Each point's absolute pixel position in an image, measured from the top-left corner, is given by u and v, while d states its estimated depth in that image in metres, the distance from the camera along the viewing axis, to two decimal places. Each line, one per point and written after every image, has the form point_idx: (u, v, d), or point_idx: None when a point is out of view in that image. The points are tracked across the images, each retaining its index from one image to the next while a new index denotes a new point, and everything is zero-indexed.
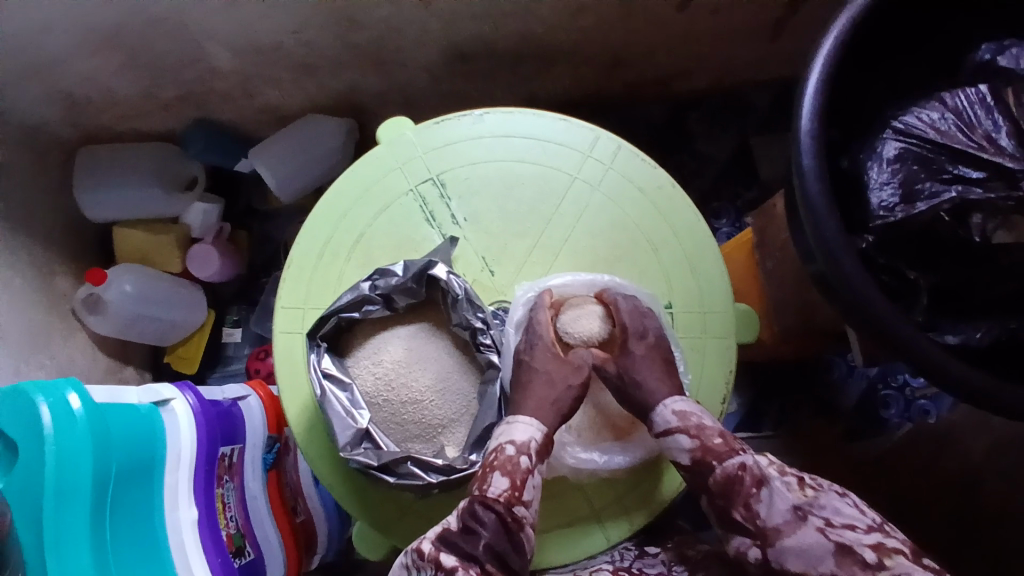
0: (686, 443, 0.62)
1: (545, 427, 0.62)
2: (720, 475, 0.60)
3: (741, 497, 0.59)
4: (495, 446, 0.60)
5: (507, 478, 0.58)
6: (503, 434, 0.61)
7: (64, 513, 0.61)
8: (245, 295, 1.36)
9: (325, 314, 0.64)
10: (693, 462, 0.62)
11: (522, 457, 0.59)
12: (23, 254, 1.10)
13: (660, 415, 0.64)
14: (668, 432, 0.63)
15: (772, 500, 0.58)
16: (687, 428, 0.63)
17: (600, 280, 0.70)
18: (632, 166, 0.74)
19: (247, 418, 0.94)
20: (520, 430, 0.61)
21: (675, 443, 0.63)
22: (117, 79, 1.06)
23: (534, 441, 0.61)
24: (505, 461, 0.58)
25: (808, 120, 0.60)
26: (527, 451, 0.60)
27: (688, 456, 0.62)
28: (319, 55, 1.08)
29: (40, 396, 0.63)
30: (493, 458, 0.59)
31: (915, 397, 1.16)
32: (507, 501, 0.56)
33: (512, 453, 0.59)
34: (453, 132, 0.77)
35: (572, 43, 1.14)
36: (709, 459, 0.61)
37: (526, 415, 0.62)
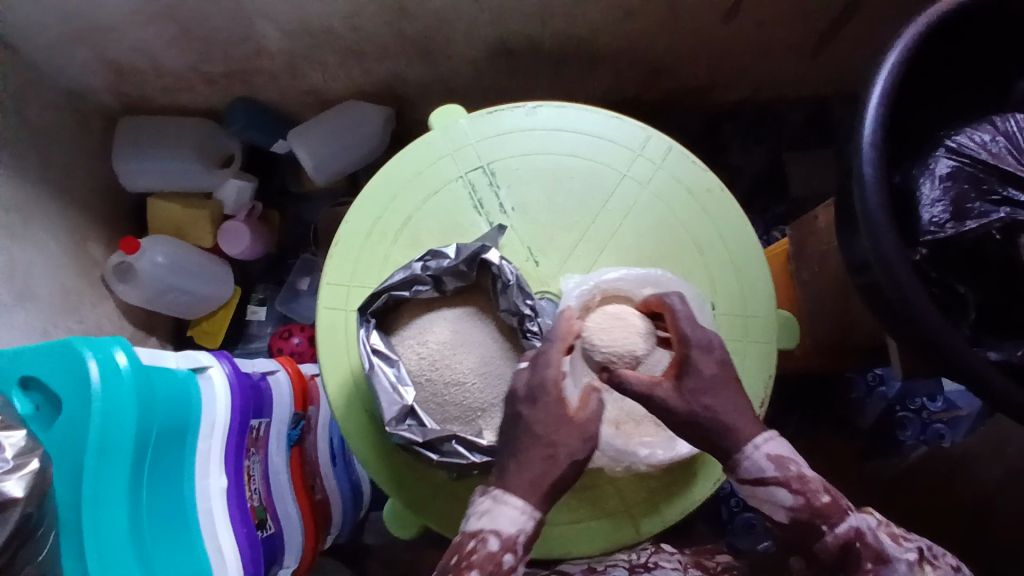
0: (789, 500, 0.59)
1: (537, 517, 0.56)
2: (830, 543, 0.59)
3: (855, 572, 0.58)
4: (478, 535, 0.55)
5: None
6: (488, 514, 0.56)
7: (105, 469, 0.61)
8: (272, 275, 1.37)
9: (376, 290, 0.65)
10: (794, 520, 0.60)
11: (505, 556, 0.55)
12: (59, 218, 1.11)
13: (754, 460, 0.59)
14: (762, 482, 0.59)
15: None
16: (788, 482, 0.60)
17: (652, 275, 0.69)
18: (683, 168, 0.75)
19: (275, 393, 0.94)
20: (507, 518, 0.55)
21: (774, 496, 0.60)
22: (166, 51, 1.07)
23: (522, 533, 0.55)
24: (485, 557, 0.54)
25: (869, 131, 0.61)
26: (511, 547, 0.55)
27: (790, 514, 0.60)
28: (367, 42, 1.09)
29: (88, 350, 0.61)
30: (473, 552, 0.55)
31: (931, 420, 1.16)
32: None
33: (492, 550, 0.54)
34: (506, 122, 0.77)
35: (617, 47, 1.15)
36: (816, 522, 0.59)
37: (518, 499, 0.55)
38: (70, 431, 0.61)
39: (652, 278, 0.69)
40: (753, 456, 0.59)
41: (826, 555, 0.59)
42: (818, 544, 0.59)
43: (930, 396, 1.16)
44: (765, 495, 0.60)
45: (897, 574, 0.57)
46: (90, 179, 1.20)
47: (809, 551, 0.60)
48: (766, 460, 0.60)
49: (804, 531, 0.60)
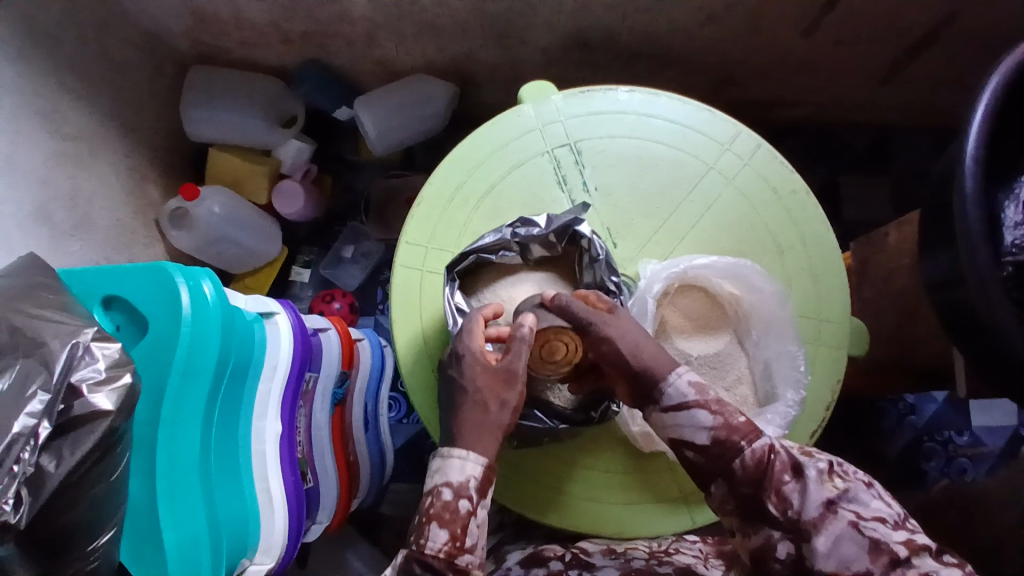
0: (708, 420, 0.58)
1: (485, 460, 0.58)
2: (746, 459, 0.57)
3: (772, 486, 0.56)
4: (432, 490, 0.58)
5: (446, 529, 0.56)
6: (438, 471, 0.58)
7: (183, 393, 0.62)
8: (318, 239, 1.38)
9: (465, 251, 0.65)
10: (715, 441, 0.58)
11: (460, 502, 0.57)
12: (124, 156, 1.12)
13: (677, 385, 0.59)
14: (683, 407, 0.59)
15: (806, 491, 0.55)
16: (707, 404, 0.59)
17: (740, 266, 0.70)
18: (769, 167, 0.76)
19: (325, 348, 0.94)
20: (455, 469, 0.57)
21: (692, 419, 0.59)
22: (250, 4, 1.08)
23: (472, 479, 0.57)
24: (440, 508, 0.56)
25: (972, 148, 0.62)
26: (464, 493, 0.57)
27: (710, 434, 0.58)
28: (448, 17, 1.10)
29: (181, 276, 0.62)
30: (429, 507, 0.57)
31: (956, 455, 1.21)
32: (448, 555, 0.55)
33: (447, 500, 0.56)
34: (598, 104, 0.78)
35: (690, 51, 1.16)
36: (732, 438, 0.57)
37: (461, 449, 0.58)
38: (153, 353, 0.62)
39: (736, 271, 0.70)
40: (673, 383, 0.59)
41: (743, 471, 0.57)
42: (737, 464, 0.57)
43: (957, 431, 1.22)
44: (686, 421, 0.59)
45: (810, 485, 0.55)
46: (155, 122, 1.21)
47: (728, 474, 0.58)
48: (687, 385, 0.60)
49: (724, 450, 0.58)
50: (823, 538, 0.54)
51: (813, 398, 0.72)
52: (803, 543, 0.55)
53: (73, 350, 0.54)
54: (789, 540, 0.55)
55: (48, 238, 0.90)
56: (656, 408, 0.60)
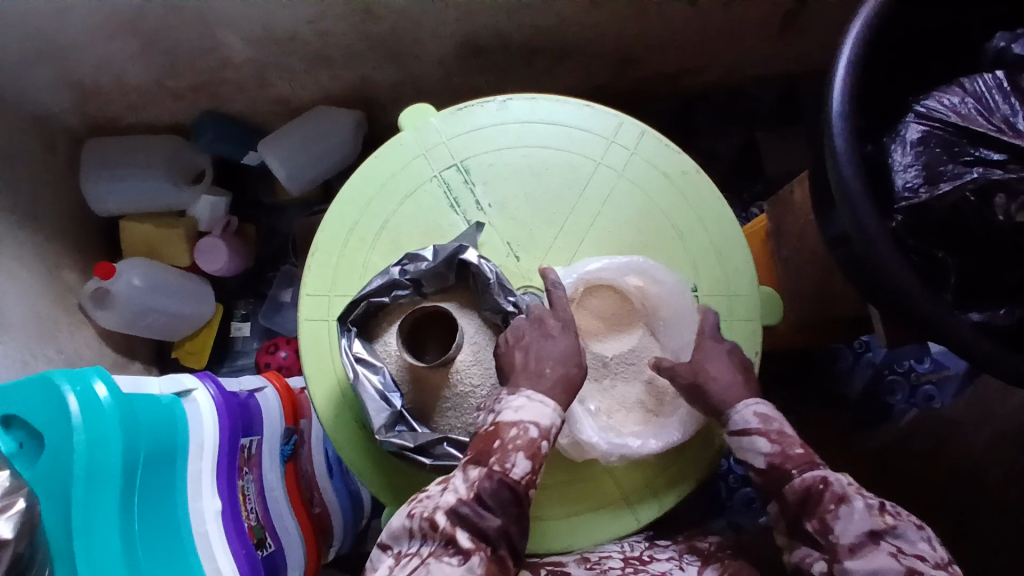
0: (765, 445, 0.64)
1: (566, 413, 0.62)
2: (796, 484, 0.61)
3: (817, 509, 0.59)
4: (519, 422, 0.59)
5: (528, 460, 0.58)
6: (523, 409, 0.60)
7: (92, 501, 0.60)
8: (253, 288, 1.35)
9: (354, 298, 0.64)
10: (770, 466, 0.63)
11: (544, 441, 0.59)
12: (28, 244, 1.08)
13: (742, 414, 0.65)
14: (745, 433, 0.65)
15: (849, 518, 0.58)
16: (766, 432, 0.64)
17: (634, 263, 0.70)
18: (657, 152, 0.76)
19: (263, 409, 0.92)
20: (544, 411, 0.60)
21: (753, 444, 0.64)
22: (130, 66, 1.05)
23: (554, 424, 0.61)
24: (527, 443, 0.58)
25: (840, 103, 0.61)
26: (548, 435, 0.60)
27: (766, 459, 0.63)
28: (335, 46, 1.06)
29: (67, 384, 0.62)
30: (517, 437, 0.58)
31: (919, 382, 1.17)
32: (525, 484, 0.58)
33: (536, 437, 0.59)
34: (478, 118, 0.77)
35: (585, 39, 1.12)
36: (786, 465, 0.62)
37: (552, 402, 0.61)
38: (54, 466, 0.61)
39: (634, 266, 0.70)
40: (738, 410, 0.66)
41: (793, 496, 0.61)
42: (788, 486, 0.62)
43: (916, 359, 1.17)
44: (747, 445, 0.65)
45: (854, 512, 0.58)
46: (58, 203, 1.15)
47: (780, 496, 0.62)
48: (752, 416, 0.66)
49: (778, 476, 0.63)
50: (858, 563, 0.56)
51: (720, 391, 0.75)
52: (836, 563, 0.57)
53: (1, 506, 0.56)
54: (824, 559, 0.58)
55: None
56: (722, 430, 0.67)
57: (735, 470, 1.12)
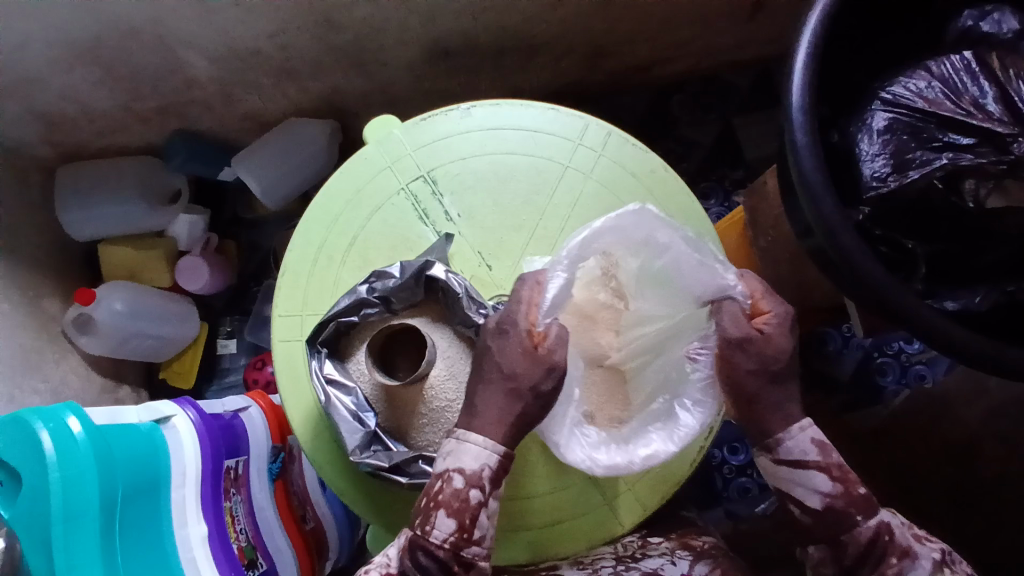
0: (824, 484, 0.65)
1: (500, 452, 0.60)
2: (860, 535, 0.64)
3: (880, 562, 0.63)
4: (442, 476, 0.59)
5: (453, 517, 0.58)
6: (452, 456, 0.60)
7: (73, 538, 0.60)
8: (237, 305, 1.35)
9: (323, 319, 0.64)
10: (828, 506, 0.65)
11: (472, 490, 0.59)
12: (7, 277, 1.07)
13: (799, 443, 0.66)
14: (801, 465, 0.66)
15: (913, 575, 0.62)
16: (827, 468, 0.65)
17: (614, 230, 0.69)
18: (623, 152, 0.78)
19: (249, 429, 0.92)
20: (470, 456, 0.59)
21: (812, 480, 0.66)
22: (95, 92, 1.04)
23: (485, 468, 0.60)
24: (450, 496, 0.58)
25: (798, 97, 0.62)
26: (476, 483, 0.59)
27: (825, 499, 0.65)
28: (300, 59, 1.04)
29: (40, 422, 0.61)
30: (438, 494, 0.58)
31: (911, 363, 1.08)
32: (453, 544, 0.58)
33: (460, 488, 0.58)
34: (443, 127, 0.78)
35: (552, 35, 1.09)
36: (850, 509, 0.64)
37: (477, 437, 0.60)
38: (33, 505, 0.61)
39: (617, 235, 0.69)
40: (796, 441, 0.66)
41: (854, 545, 0.64)
42: (847, 535, 0.64)
43: (906, 340, 1.08)
44: (802, 479, 0.66)
45: (917, 567, 0.62)
46: (34, 232, 1.14)
47: (836, 541, 0.65)
48: (808, 445, 0.66)
49: (838, 518, 0.65)
50: None
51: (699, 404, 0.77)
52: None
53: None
54: None
55: None
56: (770, 456, 0.67)
57: (730, 460, 1.08)
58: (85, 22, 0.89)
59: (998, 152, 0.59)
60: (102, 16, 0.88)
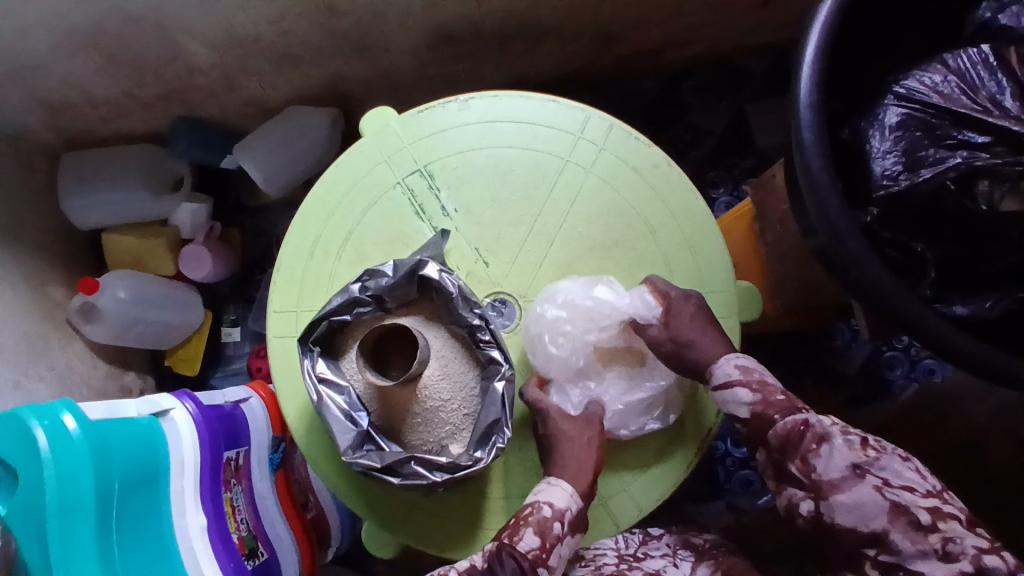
0: (748, 395, 0.65)
1: (582, 500, 0.66)
2: (778, 430, 0.63)
3: (800, 450, 0.62)
4: (534, 503, 0.65)
5: (536, 537, 0.62)
6: (542, 492, 0.66)
7: (69, 533, 0.61)
8: (241, 292, 1.34)
9: (315, 318, 0.63)
10: (753, 415, 0.65)
11: (556, 522, 0.63)
12: (11, 264, 1.07)
13: (723, 368, 0.67)
14: (728, 385, 0.67)
15: (833, 456, 0.61)
16: (749, 382, 0.66)
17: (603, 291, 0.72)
18: (625, 146, 0.76)
19: (250, 420, 0.92)
20: (560, 495, 0.65)
21: (734, 395, 0.66)
22: (95, 79, 1.03)
23: (571, 507, 0.65)
24: (538, 519, 0.63)
25: (807, 92, 0.60)
26: (561, 518, 0.64)
27: (749, 408, 0.65)
28: (301, 45, 1.02)
29: (34, 419, 0.62)
30: (528, 513, 0.64)
31: (919, 357, 1.11)
32: (534, 560, 0.61)
33: (547, 516, 0.63)
34: (441, 120, 0.76)
35: (559, 20, 1.06)
36: (769, 412, 0.64)
37: (565, 481, 0.66)
38: (29, 499, 0.61)
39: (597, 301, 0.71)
40: (720, 366, 0.68)
41: (777, 440, 0.63)
42: (771, 432, 0.64)
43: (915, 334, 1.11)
44: (729, 397, 0.67)
45: (836, 449, 0.61)
46: (38, 219, 1.14)
47: (764, 440, 0.64)
48: (733, 368, 0.68)
49: (761, 423, 0.64)
50: (843, 497, 0.59)
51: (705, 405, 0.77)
52: (823, 501, 0.60)
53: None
54: (811, 499, 0.61)
55: None
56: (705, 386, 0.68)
57: (733, 453, 1.08)
58: (83, 10, 0.88)
59: (1014, 153, 0.57)
60: (99, 3, 0.87)
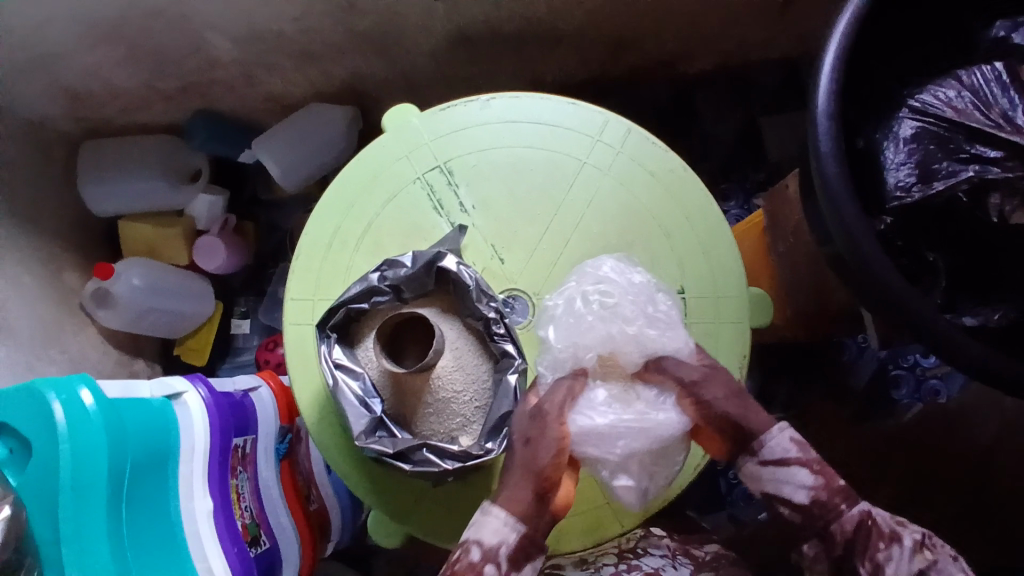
0: (809, 479, 0.57)
1: (521, 529, 0.56)
2: (844, 524, 0.56)
3: (868, 551, 0.55)
4: (462, 545, 0.56)
5: None
6: (473, 527, 0.57)
7: (82, 508, 0.62)
8: (253, 286, 1.36)
9: (333, 304, 0.64)
10: (813, 501, 0.57)
11: (488, 565, 0.54)
12: (29, 248, 1.08)
13: (778, 440, 0.58)
14: (785, 463, 0.57)
15: (901, 561, 0.55)
16: (808, 462, 0.58)
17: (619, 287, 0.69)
18: (642, 149, 0.77)
19: (259, 409, 0.93)
20: (491, 528, 0.56)
21: (792, 475, 0.57)
22: (118, 69, 1.05)
23: (505, 545, 0.55)
24: (466, 567, 0.54)
25: (825, 99, 0.61)
26: (494, 558, 0.55)
27: (810, 494, 0.57)
28: (321, 43, 1.04)
29: (53, 393, 0.63)
30: (455, 561, 0.55)
31: (926, 377, 1.06)
32: None
33: (474, 560, 0.54)
34: (461, 118, 0.78)
35: (575, 27, 1.08)
36: (832, 501, 0.57)
37: (499, 508, 0.56)
38: (44, 472, 0.62)
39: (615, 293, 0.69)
40: (775, 437, 0.58)
41: (841, 536, 0.56)
42: (834, 525, 0.56)
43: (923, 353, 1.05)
44: (784, 477, 0.58)
45: (905, 553, 0.55)
46: (56, 205, 1.16)
47: (824, 533, 0.57)
48: (787, 441, 0.58)
49: (823, 512, 0.57)
50: None
51: None
52: None
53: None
54: None
55: None
56: (754, 459, 0.59)
57: None
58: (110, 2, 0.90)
59: None
60: None
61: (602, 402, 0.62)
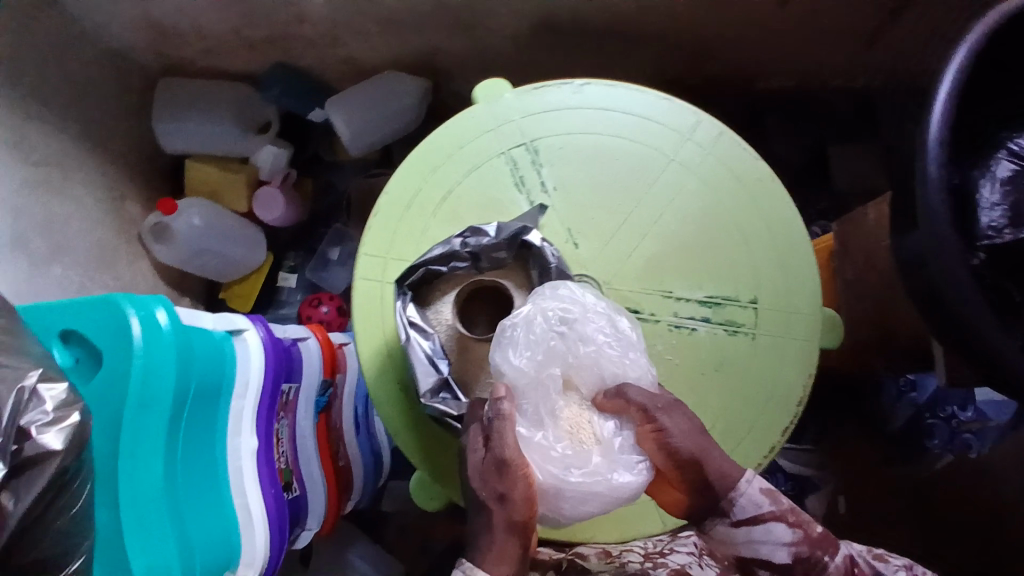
0: (788, 533, 0.61)
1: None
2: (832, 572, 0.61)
3: None
4: None
5: None
6: None
7: (143, 422, 0.63)
8: (302, 242, 1.38)
9: (414, 263, 0.66)
10: (795, 555, 0.61)
11: None
12: (99, 174, 1.11)
13: (750, 496, 0.61)
14: (762, 519, 0.60)
15: None
16: (784, 515, 0.61)
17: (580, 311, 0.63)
18: (731, 153, 0.77)
19: (305, 359, 0.94)
20: None
21: (770, 532, 0.61)
22: (208, 13, 1.06)
23: None
24: None
25: (937, 123, 0.60)
26: None
27: (791, 549, 0.61)
28: (409, 12, 1.05)
29: (131, 307, 0.63)
30: None
31: (961, 430, 1.05)
32: None
33: None
34: (554, 99, 0.78)
35: (661, 28, 1.07)
36: (815, 552, 0.61)
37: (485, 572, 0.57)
38: (110, 383, 0.63)
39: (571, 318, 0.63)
40: (747, 495, 0.61)
41: None
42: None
43: (961, 406, 1.04)
44: (762, 533, 0.61)
45: None
46: (128, 136, 1.19)
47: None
48: (758, 494, 0.61)
49: (809, 564, 0.61)
50: None
51: (759, 440, 0.74)
52: None
53: (19, 395, 0.52)
54: None
55: (27, 263, 0.91)
56: (728, 519, 0.61)
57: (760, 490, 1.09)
58: None
59: None
60: None
61: (557, 450, 0.58)
